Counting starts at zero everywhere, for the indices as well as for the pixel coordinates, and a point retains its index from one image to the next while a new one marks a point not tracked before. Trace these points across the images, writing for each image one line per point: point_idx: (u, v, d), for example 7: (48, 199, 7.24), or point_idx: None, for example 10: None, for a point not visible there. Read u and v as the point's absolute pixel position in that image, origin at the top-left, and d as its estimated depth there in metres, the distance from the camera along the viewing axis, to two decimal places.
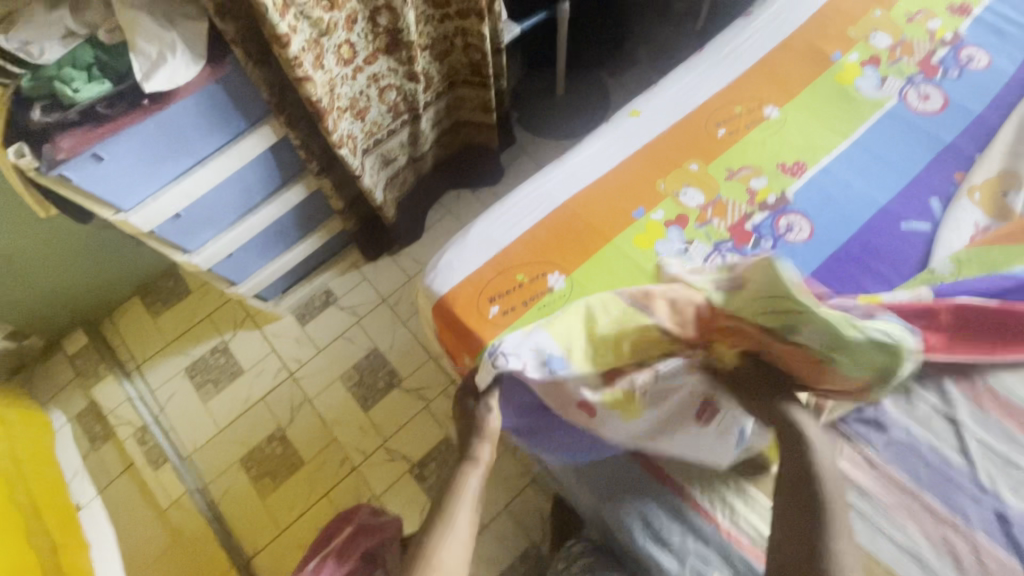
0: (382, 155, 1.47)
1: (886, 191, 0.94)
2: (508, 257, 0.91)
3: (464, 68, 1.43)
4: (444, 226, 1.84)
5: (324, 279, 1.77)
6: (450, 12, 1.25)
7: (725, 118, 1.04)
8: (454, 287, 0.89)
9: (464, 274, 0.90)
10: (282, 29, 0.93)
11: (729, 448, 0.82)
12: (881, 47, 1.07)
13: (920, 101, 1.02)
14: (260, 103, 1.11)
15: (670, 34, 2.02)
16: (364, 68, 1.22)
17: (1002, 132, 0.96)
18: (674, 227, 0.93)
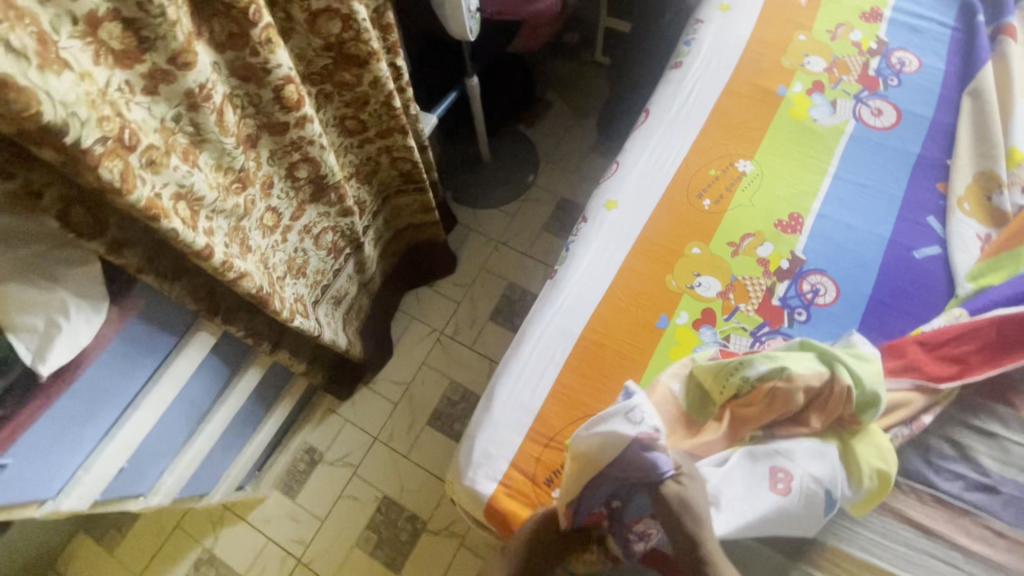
0: (333, 298, 1.29)
1: (886, 223, 0.92)
2: (546, 423, 0.81)
3: (395, 181, 1.28)
4: (412, 333, 1.67)
5: (300, 437, 1.56)
6: (370, 136, 1.11)
7: (703, 186, 0.97)
8: (502, 481, 0.78)
9: (508, 463, 0.78)
10: (201, 242, 0.75)
11: (820, 516, 0.71)
12: (819, 71, 1.06)
13: (876, 117, 1.02)
14: (184, 311, 0.92)
15: (573, 69, 1.98)
16: (292, 225, 1.05)
17: (963, 134, 0.97)
18: (704, 327, 0.86)
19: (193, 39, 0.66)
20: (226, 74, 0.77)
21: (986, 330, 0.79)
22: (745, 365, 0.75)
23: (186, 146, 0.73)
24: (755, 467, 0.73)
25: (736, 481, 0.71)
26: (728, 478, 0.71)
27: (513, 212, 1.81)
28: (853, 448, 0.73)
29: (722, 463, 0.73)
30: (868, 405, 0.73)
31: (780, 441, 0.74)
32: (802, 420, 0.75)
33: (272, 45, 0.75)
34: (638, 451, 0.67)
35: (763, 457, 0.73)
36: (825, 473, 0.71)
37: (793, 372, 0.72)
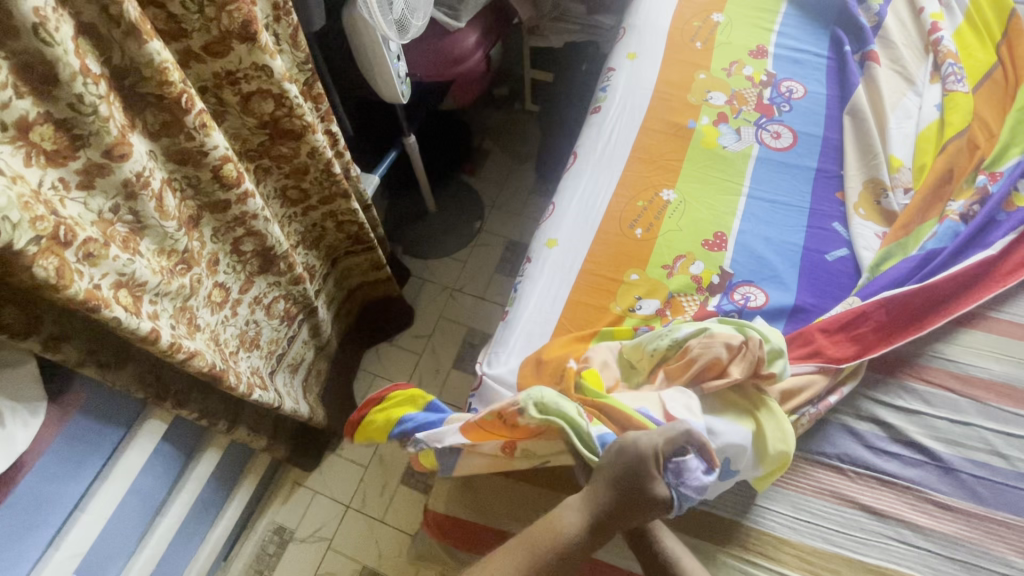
0: (290, 365, 1.27)
1: (798, 232, 1.01)
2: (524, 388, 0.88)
3: (344, 243, 1.30)
4: (376, 391, 1.65)
5: (268, 515, 1.49)
6: (313, 203, 1.13)
7: (634, 216, 1.04)
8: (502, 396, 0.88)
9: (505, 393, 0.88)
10: (146, 326, 0.74)
11: (717, 480, 0.76)
12: (721, 104, 1.18)
13: (775, 139, 1.13)
14: (129, 399, 0.89)
15: (505, 118, 2.10)
16: (242, 297, 1.05)
17: (849, 148, 1.09)
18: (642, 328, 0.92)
19: (126, 131, 0.68)
20: (162, 159, 0.78)
21: (878, 313, 0.87)
22: (674, 328, 0.83)
23: (126, 234, 0.74)
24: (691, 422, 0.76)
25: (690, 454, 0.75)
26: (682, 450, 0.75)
27: (465, 259, 1.86)
28: (762, 427, 0.78)
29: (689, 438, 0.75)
30: (775, 356, 0.80)
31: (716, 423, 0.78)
32: (725, 374, 0.80)
33: (207, 128, 0.77)
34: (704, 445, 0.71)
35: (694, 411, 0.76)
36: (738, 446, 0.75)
37: (714, 331, 0.81)
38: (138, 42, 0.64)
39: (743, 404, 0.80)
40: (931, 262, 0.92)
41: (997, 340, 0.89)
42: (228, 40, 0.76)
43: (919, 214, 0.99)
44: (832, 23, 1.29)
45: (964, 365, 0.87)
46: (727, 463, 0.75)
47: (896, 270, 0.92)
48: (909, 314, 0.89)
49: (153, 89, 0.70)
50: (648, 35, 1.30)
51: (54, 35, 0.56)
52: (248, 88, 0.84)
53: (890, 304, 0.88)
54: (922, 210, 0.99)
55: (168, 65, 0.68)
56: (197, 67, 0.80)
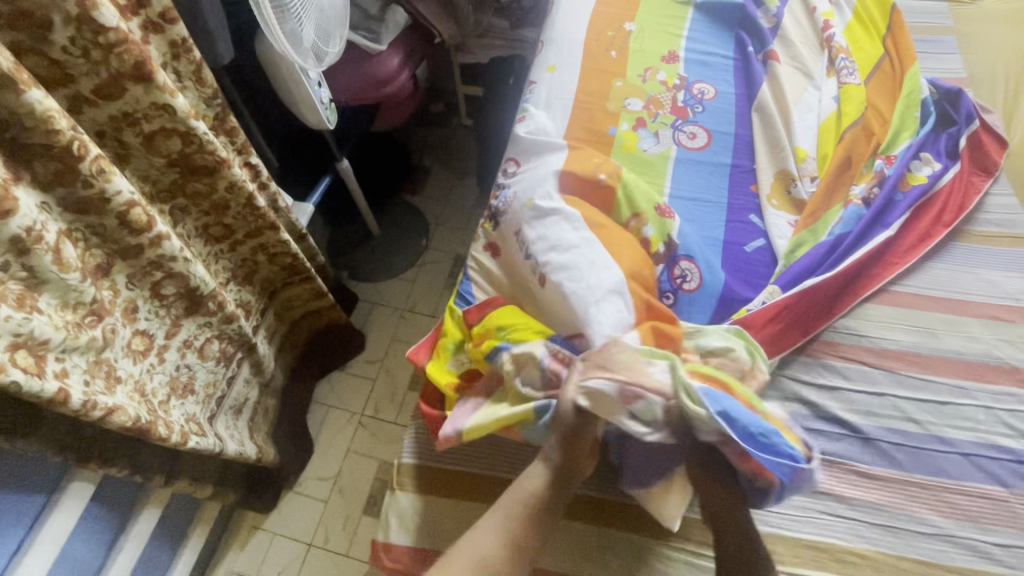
0: (232, 406, 1.23)
1: (718, 226, 1.06)
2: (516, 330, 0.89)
3: (279, 275, 1.28)
4: (332, 421, 1.61)
5: (225, 566, 1.42)
6: (239, 238, 1.11)
7: (590, 185, 1.05)
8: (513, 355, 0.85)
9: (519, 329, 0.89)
10: (52, 387, 0.70)
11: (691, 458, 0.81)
12: (638, 110, 1.22)
13: (691, 140, 1.18)
14: (48, 464, 0.84)
15: (442, 135, 2.12)
16: (169, 343, 1.01)
17: (759, 142, 1.15)
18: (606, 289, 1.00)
19: (7, 184, 0.65)
20: (59, 210, 0.75)
21: (797, 302, 0.91)
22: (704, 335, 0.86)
23: (21, 292, 0.70)
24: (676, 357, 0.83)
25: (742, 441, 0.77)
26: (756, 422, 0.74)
27: (413, 278, 1.86)
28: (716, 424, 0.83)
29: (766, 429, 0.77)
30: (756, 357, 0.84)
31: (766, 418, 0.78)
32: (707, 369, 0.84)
33: (105, 173, 0.75)
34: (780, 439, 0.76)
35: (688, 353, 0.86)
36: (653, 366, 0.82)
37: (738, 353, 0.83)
38: (15, 93, 0.62)
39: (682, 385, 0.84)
40: (839, 247, 0.98)
41: (904, 313, 0.96)
42: (121, 82, 0.74)
43: (825, 200, 1.05)
44: (736, 25, 1.35)
45: (877, 339, 0.93)
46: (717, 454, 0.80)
47: (810, 255, 0.96)
48: (823, 299, 0.93)
49: (38, 138, 0.67)
50: (565, 47, 1.33)
51: None
52: (150, 128, 0.81)
53: (809, 293, 0.92)
54: (827, 197, 1.05)
55: (53, 113, 0.66)
56: (90, 112, 0.76)
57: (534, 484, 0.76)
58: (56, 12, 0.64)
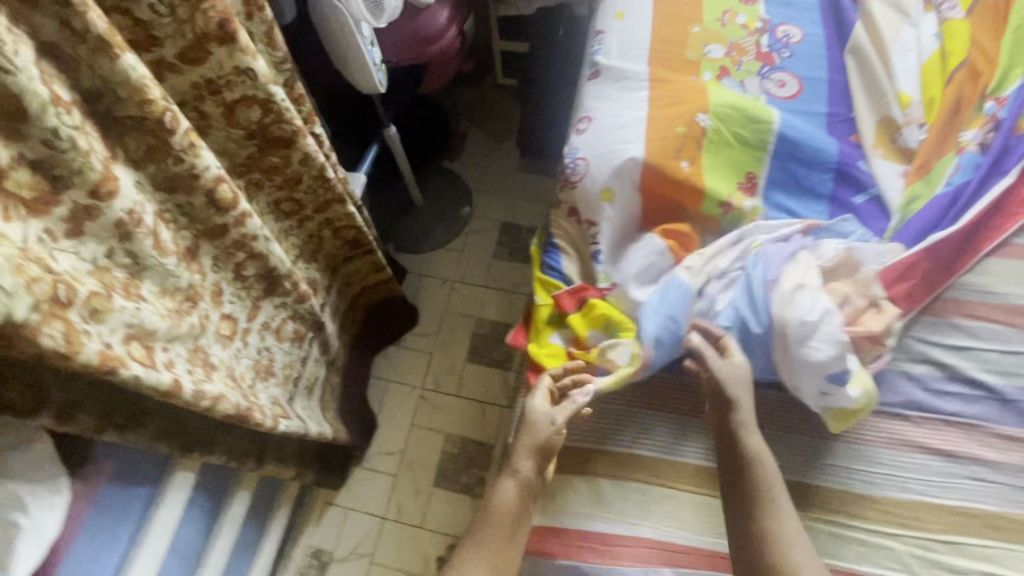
0: (306, 386, 1.21)
1: (826, 180, 0.98)
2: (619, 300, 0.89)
3: (342, 250, 1.23)
4: (392, 396, 1.60)
5: (304, 541, 1.44)
6: (308, 213, 1.05)
7: (676, 148, 0.97)
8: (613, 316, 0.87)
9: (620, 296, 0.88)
10: (168, 379, 0.66)
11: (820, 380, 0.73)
12: (720, 58, 1.13)
13: (781, 89, 1.10)
14: (152, 455, 0.82)
15: (477, 97, 2.03)
16: (251, 325, 0.97)
17: (856, 89, 1.07)
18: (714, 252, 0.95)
19: (106, 163, 0.59)
20: (150, 190, 0.69)
21: (928, 258, 0.84)
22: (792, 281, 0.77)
23: (125, 280, 0.66)
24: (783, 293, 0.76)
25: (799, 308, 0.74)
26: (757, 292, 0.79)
27: (460, 248, 1.81)
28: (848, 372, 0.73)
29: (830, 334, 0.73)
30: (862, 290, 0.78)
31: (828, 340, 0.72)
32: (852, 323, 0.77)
33: (195, 147, 0.68)
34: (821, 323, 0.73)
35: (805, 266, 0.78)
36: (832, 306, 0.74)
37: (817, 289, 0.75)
38: (110, 59, 0.55)
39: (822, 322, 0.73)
40: (962, 197, 0.91)
41: None
42: (206, 45, 0.66)
43: (936, 149, 0.98)
44: None
45: (1003, 295, 0.88)
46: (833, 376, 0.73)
47: (930, 207, 0.90)
48: (952, 252, 0.87)
49: (131, 111, 0.60)
50: None
51: (14, 60, 0.47)
52: (232, 96, 0.74)
53: (939, 247, 0.85)
54: (938, 144, 0.98)
55: (146, 81, 0.59)
56: (172, 79, 0.69)
57: (509, 498, 0.82)
58: None
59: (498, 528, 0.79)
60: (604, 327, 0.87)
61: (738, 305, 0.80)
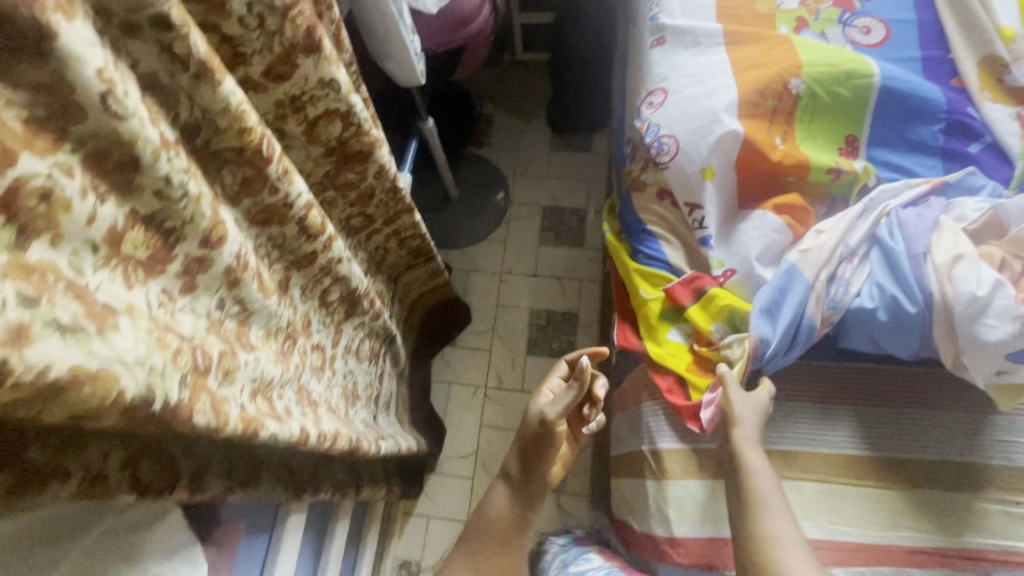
0: (384, 403, 1.16)
1: (934, 132, 0.91)
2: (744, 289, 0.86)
3: (404, 259, 1.16)
4: (457, 398, 1.56)
5: (389, 554, 1.41)
6: (377, 226, 0.98)
7: (767, 122, 0.89)
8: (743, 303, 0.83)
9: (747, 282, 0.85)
10: (296, 430, 0.61)
11: (1003, 358, 0.68)
12: (795, 9, 1.05)
13: (866, 36, 1.01)
14: (265, 502, 0.77)
15: (499, 76, 1.93)
16: (336, 350, 0.92)
17: (950, 26, 0.99)
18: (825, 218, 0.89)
19: (215, 205, 0.51)
20: (245, 225, 0.62)
21: None
22: (937, 249, 0.72)
23: (236, 329, 0.59)
24: (938, 266, 0.71)
25: (961, 281, 0.69)
26: (899, 265, 0.75)
27: (502, 238, 1.74)
28: None
29: (1002, 305, 0.67)
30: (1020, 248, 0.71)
31: (999, 311, 0.67)
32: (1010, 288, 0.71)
33: (289, 174, 0.61)
34: (991, 293, 0.67)
35: (954, 233, 0.73)
36: (1000, 276, 0.68)
37: (975, 256, 0.69)
38: (212, 85, 0.47)
39: (985, 298, 0.67)
40: None
41: None
42: (294, 57, 0.59)
43: None
44: None
45: None
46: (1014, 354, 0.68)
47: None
48: None
49: (231, 142, 0.53)
50: None
51: (125, 102, 0.39)
52: (315, 112, 0.67)
53: None
54: None
55: (245, 106, 0.51)
56: (255, 99, 0.62)
57: (499, 508, 0.98)
58: None
59: (487, 544, 0.95)
60: (728, 319, 0.83)
61: (881, 283, 0.76)
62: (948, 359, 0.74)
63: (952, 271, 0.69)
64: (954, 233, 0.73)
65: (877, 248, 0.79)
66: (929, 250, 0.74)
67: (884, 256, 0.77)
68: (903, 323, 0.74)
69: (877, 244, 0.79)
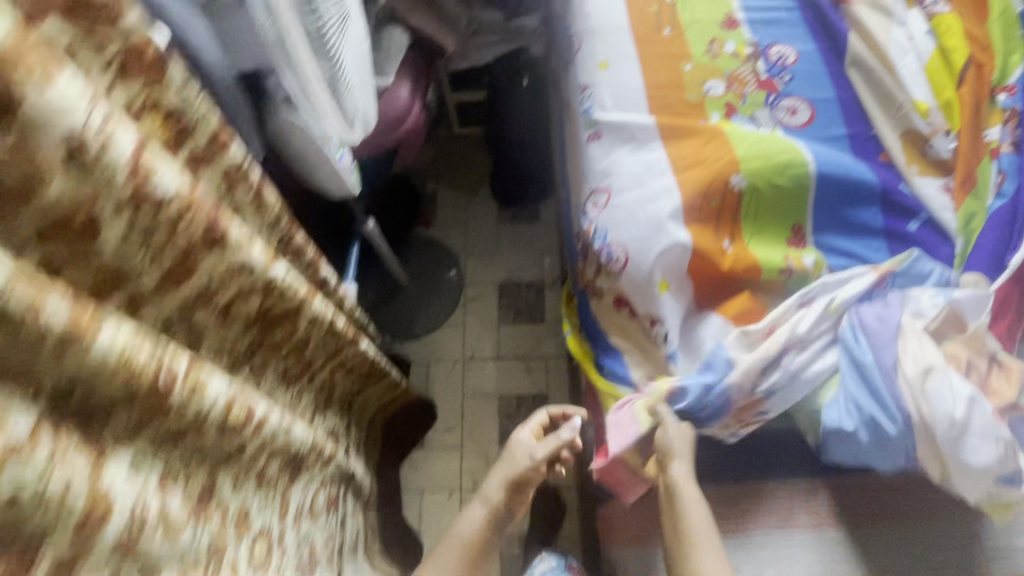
0: (349, 547, 1.05)
1: (874, 212, 0.92)
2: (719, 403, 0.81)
3: (354, 381, 1.08)
4: (431, 505, 1.45)
5: None
6: (318, 365, 0.90)
7: (714, 225, 0.89)
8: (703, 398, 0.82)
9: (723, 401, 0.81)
10: None
11: (993, 475, 0.68)
12: (722, 94, 1.06)
13: (793, 116, 1.03)
14: None
15: (438, 152, 1.90)
16: (285, 523, 0.81)
17: (869, 102, 1.02)
18: None
19: (97, 474, 0.43)
20: (149, 452, 0.53)
21: (1012, 292, 0.79)
22: (906, 360, 0.72)
23: None
24: (910, 382, 0.70)
25: (937, 398, 0.68)
26: (871, 378, 0.73)
27: (460, 322, 1.67)
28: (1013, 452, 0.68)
29: (981, 423, 0.67)
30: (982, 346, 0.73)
31: (980, 431, 0.67)
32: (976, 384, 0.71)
33: (199, 389, 0.53)
34: (969, 411, 0.67)
35: (919, 338, 0.73)
36: (972, 389, 0.68)
37: (945, 370, 0.69)
38: (84, 347, 0.40)
39: (963, 416, 0.67)
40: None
41: None
42: (195, 258, 0.52)
43: (971, 156, 0.94)
44: None
45: None
46: (1002, 469, 0.68)
47: (994, 225, 0.84)
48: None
49: (117, 388, 0.45)
50: (610, 36, 1.13)
51: None
52: (229, 295, 0.59)
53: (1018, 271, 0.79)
54: (972, 151, 0.94)
55: (132, 348, 0.44)
56: None
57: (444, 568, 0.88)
58: (104, 200, 0.41)
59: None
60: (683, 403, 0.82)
61: (857, 398, 0.74)
62: (934, 469, 0.73)
63: (925, 386, 0.69)
64: (919, 339, 0.73)
65: (843, 352, 0.78)
66: (896, 359, 0.73)
67: (854, 365, 0.76)
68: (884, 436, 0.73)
69: (842, 348, 0.78)
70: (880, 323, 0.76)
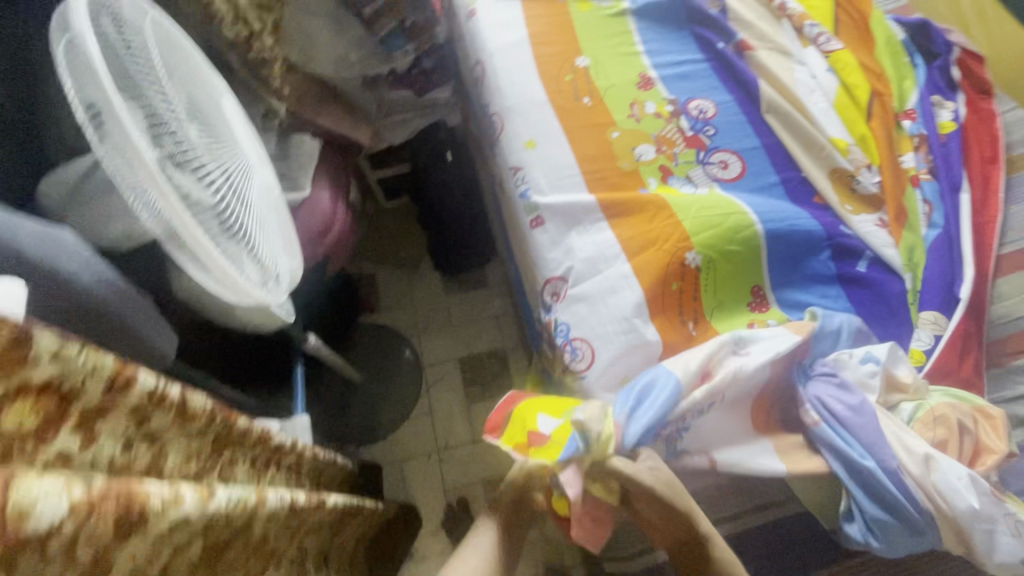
0: None
1: (824, 259, 0.93)
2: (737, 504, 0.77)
3: (326, 536, 0.95)
4: None
5: None
6: (281, 550, 0.76)
7: (677, 306, 0.89)
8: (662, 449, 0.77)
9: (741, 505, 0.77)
10: None
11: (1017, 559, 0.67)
12: (654, 158, 1.05)
13: (725, 170, 1.04)
14: None
15: (368, 230, 1.80)
16: None
17: (792, 145, 1.04)
18: None
19: None
20: None
21: (966, 320, 0.86)
22: (903, 454, 0.70)
23: None
24: (918, 478, 0.68)
25: (947, 492, 0.67)
26: (875, 481, 0.70)
27: (427, 410, 1.57)
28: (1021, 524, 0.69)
29: (990, 506, 0.66)
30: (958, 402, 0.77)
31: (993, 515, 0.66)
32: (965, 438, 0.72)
33: None
34: (977, 498, 0.66)
35: (894, 424, 0.73)
36: (970, 470, 0.68)
37: (941, 458, 0.68)
38: None
39: (974, 501, 0.66)
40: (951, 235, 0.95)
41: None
42: (107, 558, 0.40)
43: (894, 187, 0.98)
44: (685, 21, 1.21)
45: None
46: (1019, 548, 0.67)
47: (935, 259, 0.93)
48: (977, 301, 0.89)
49: None
50: (530, 111, 1.10)
51: None
52: (159, 562, 0.48)
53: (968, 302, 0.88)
54: (895, 183, 0.99)
55: None
56: None
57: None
58: None
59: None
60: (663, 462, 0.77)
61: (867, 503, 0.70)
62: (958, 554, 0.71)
63: (930, 481, 0.68)
64: (893, 421, 0.73)
65: (833, 453, 0.74)
66: (895, 455, 0.70)
67: (850, 467, 0.72)
68: (912, 526, 0.70)
69: (831, 451, 0.74)
70: (858, 415, 0.74)
